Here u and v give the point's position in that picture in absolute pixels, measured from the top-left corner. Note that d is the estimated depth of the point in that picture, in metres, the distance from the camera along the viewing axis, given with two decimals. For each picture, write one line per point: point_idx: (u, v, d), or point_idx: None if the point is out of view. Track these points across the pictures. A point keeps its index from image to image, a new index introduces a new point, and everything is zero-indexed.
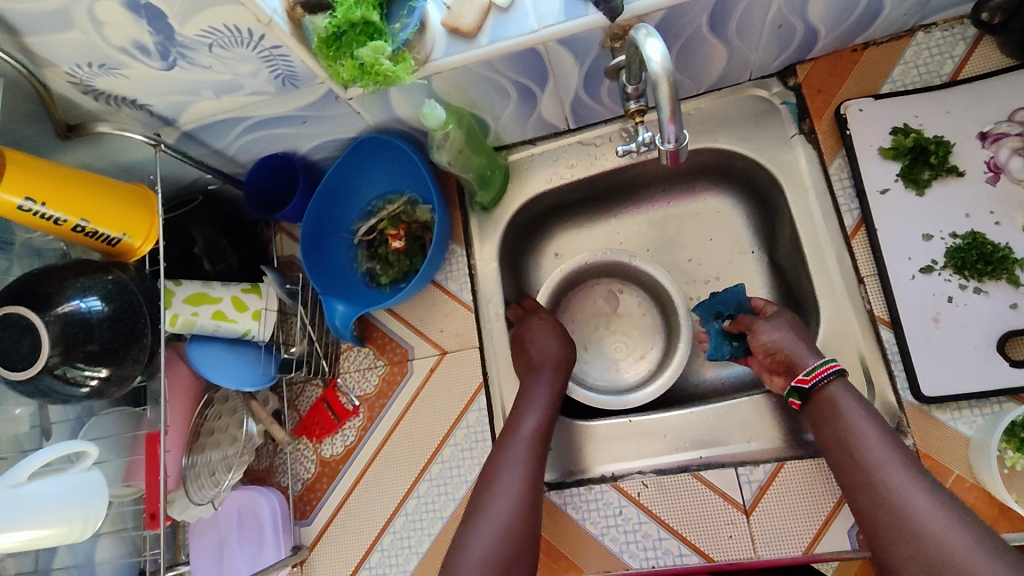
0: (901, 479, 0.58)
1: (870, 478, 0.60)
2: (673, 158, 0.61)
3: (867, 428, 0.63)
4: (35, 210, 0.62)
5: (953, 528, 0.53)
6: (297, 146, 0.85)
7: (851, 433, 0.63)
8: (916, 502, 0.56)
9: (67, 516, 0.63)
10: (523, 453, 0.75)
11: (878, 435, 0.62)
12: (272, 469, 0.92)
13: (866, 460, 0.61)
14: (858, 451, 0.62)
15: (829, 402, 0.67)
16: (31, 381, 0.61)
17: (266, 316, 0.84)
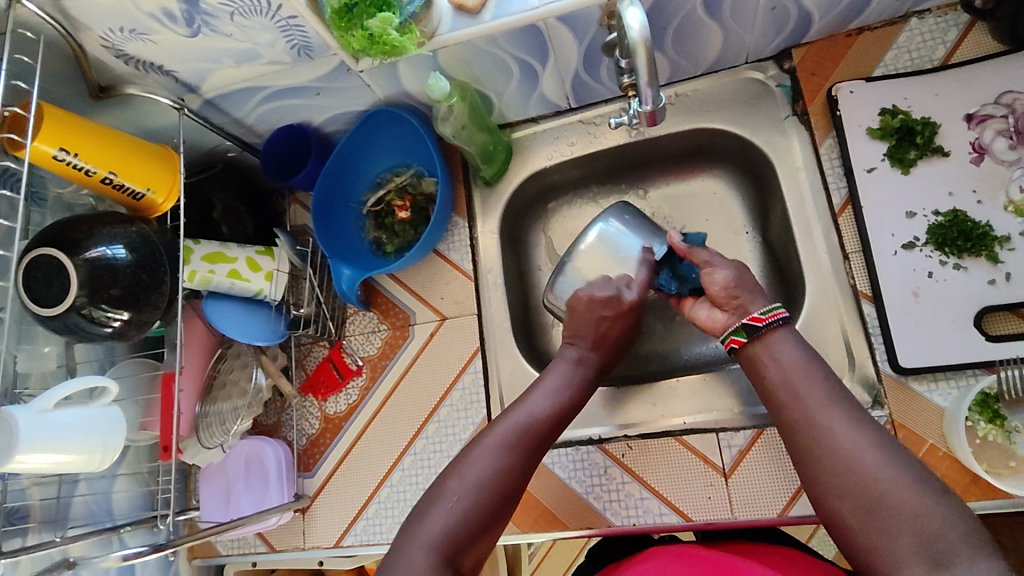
0: (845, 416, 0.57)
1: (813, 416, 0.58)
2: (651, 119, 0.68)
3: (810, 366, 0.61)
4: (69, 161, 0.67)
5: (896, 466, 0.52)
6: (312, 117, 0.90)
7: (793, 371, 0.61)
8: (857, 437, 0.55)
9: (88, 444, 0.68)
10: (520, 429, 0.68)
11: (814, 369, 0.61)
12: (280, 424, 0.97)
13: (809, 397, 0.59)
14: (800, 388, 0.60)
15: (776, 342, 0.65)
16: (60, 318, 0.67)
17: (277, 277, 0.90)
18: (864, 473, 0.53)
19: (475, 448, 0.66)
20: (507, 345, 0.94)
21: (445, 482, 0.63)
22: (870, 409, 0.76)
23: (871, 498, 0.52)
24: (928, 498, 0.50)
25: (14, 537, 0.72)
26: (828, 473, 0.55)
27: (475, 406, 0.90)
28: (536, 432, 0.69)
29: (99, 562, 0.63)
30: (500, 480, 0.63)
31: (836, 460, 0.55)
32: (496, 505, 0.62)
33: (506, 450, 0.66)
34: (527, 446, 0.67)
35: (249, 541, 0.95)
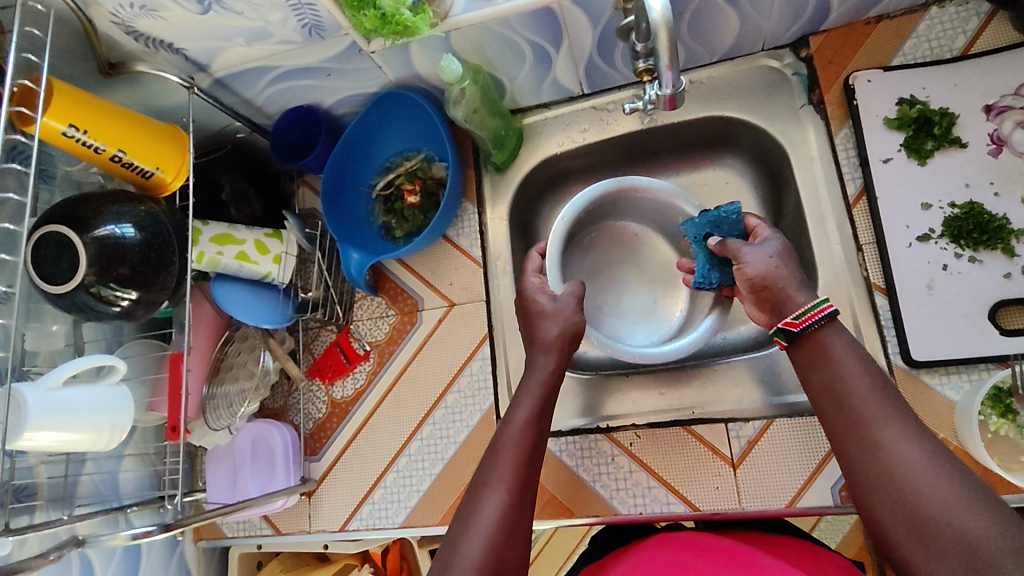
0: (898, 431, 0.53)
1: (864, 431, 0.55)
2: (672, 103, 0.69)
3: (858, 373, 0.58)
4: (78, 137, 0.67)
5: (956, 486, 0.49)
6: (322, 98, 0.89)
7: (841, 378, 0.58)
8: (913, 455, 0.52)
9: (96, 423, 0.68)
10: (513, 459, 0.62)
11: (864, 377, 0.57)
12: (286, 407, 0.97)
13: (860, 410, 0.56)
14: (850, 398, 0.57)
15: (820, 347, 0.60)
16: (69, 296, 0.66)
17: (285, 260, 0.89)
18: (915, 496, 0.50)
19: (484, 482, 0.61)
20: (515, 333, 0.93)
21: (460, 524, 0.58)
22: None
23: (922, 522, 0.49)
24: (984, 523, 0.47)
25: (22, 515, 0.71)
26: (879, 492, 0.52)
27: (482, 393, 0.90)
28: (534, 453, 0.64)
29: (106, 541, 0.62)
30: (513, 515, 0.58)
31: (888, 481, 0.52)
32: (514, 544, 0.57)
33: (514, 477, 0.61)
34: (527, 470, 0.62)
35: (254, 523, 0.95)
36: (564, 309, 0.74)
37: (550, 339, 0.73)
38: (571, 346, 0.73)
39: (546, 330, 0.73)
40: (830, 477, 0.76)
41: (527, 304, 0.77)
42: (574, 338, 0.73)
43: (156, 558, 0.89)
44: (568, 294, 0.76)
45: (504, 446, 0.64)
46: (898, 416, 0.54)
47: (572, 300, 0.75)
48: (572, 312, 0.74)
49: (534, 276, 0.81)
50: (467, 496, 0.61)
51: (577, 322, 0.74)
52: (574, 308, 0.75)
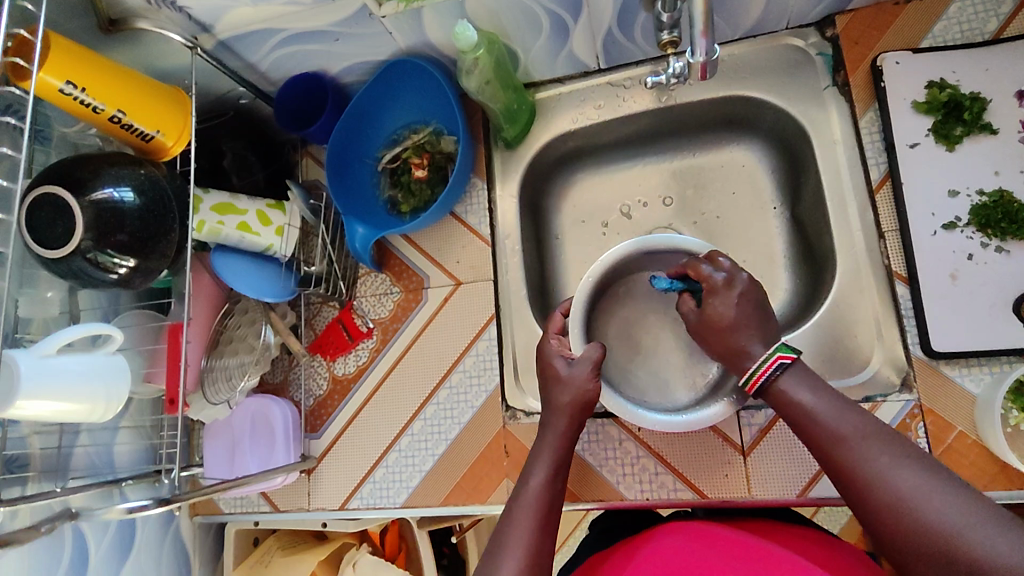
0: (886, 460, 0.53)
1: (851, 466, 0.54)
2: (702, 72, 0.68)
3: (830, 413, 0.57)
4: (75, 95, 0.63)
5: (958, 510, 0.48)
6: (329, 65, 0.86)
7: (814, 416, 0.58)
8: (907, 486, 0.51)
9: (91, 394, 0.66)
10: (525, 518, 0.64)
11: (837, 412, 0.57)
12: (286, 382, 0.95)
13: (842, 448, 0.55)
14: (832, 435, 0.56)
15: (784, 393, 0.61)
16: (64, 262, 0.64)
17: (288, 232, 0.86)
18: (921, 526, 0.49)
19: (501, 545, 0.61)
20: (523, 314, 0.91)
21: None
22: (898, 393, 0.75)
23: (939, 559, 0.48)
24: (997, 543, 0.46)
25: (14, 486, 0.69)
26: (885, 530, 0.51)
27: (488, 373, 0.88)
28: (549, 517, 0.65)
29: (101, 514, 0.59)
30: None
31: (890, 516, 0.50)
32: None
33: (530, 542, 0.62)
34: (542, 535, 0.63)
35: (252, 500, 0.93)
36: (576, 375, 0.73)
37: (561, 403, 0.72)
38: (587, 410, 0.73)
39: (557, 395, 0.73)
40: None
41: (544, 366, 0.76)
42: (590, 403, 0.72)
43: (151, 532, 0.88)
44: (584, 358, 0.73)
45: (518, 511, 0.65)
46: (883, 445, 0.54)
47: (586, 367, 0.73)
48: (586, 378, 0.72)
49: (553, 339, 0.79)
50: (485, 561, 0.61)
51: (589, 389, 0.72)
52: (586, 372, 0.72)
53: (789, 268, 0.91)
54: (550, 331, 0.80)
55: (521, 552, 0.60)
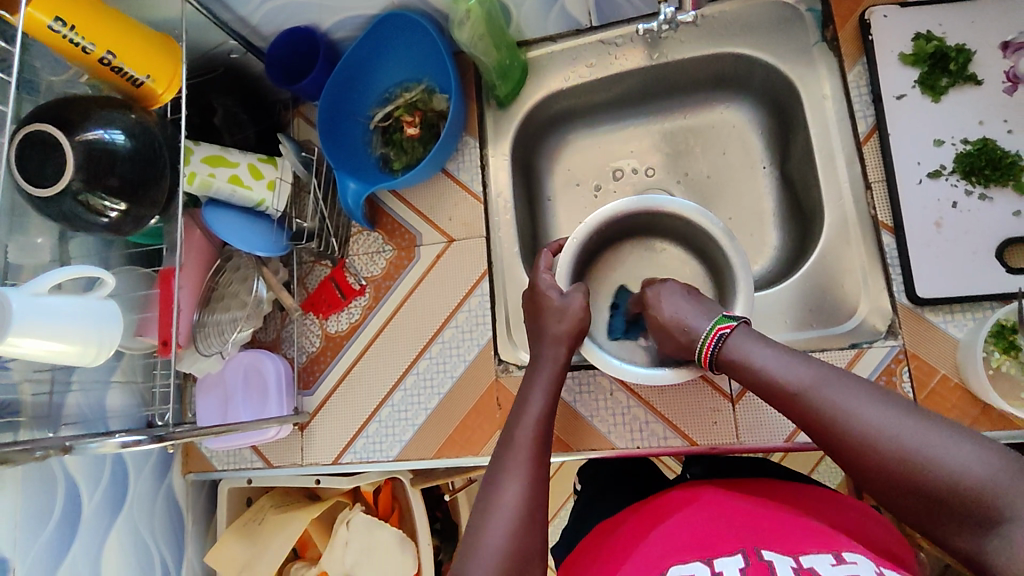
0: (844, 400, 0.55)
1: (810, 410, 0.56)
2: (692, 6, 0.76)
3: (788, 366, 0.60)
4: (64, 33, 0.63)
5: (921, 438, 0.51)
6: (320, 19, 0.86)
7: (767, 369, 0.60)
8: (870, 422, 0.53)
9: (84, 337, 0.66)
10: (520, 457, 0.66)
11: (788, 359, 0.60)
12: (279, 340, 0.95)
13: (798, 394, 0.57)
14: (790, 386, 0.58)
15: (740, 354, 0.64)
16: (55, 202, 0.63)
17: (280, 187, 0.86)
18: (882, 455, 0.51)
19: (496, 477, 0.65)
20: (515, 271, 0.92)
21: (482, 515, 0.61)
22: (883, 339, 0.76)
23: (912, 486, 0.50)
24: (955, 459, 0.49)
25: (5, 432, 0.69)
26: (851, 464, 0.54)
27: (480, 328, 0.89)
28: (545, 443, 0.69)
29: (95, 448, 0.59)
30: (531, 502, 0.62)
31: (854, 452, 0.53)
32: (535, 529, 0.61)
33: (529, 468, 0.65)
34: (539, 460, 0.67)
35: (244, 456, 0.94)
36: (571, 306, 0.76)
37: (559, 332, 0.76)
38: (581, 339, 0.77)
39: (554, 326, 0.76)
40: None
41: (536, 300, 0.79)
42: (582, 333, 0.76)
43: (145, 486, 0.88)
44: (575, 290, 0.77)
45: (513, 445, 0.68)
46: (834, 382, 0.56)
47: (579, 298, 0.77)
48: (577, 311, 0.76)
49: (545, 274, 0.80)
50: (487, 485, 0.65)
51: (582, 319, 0.76)
52: (580, 303, 0.76)
53: (778, 226, 0.93)
54: (540, 266, 0.81)
55: (521, 476, 0.64)
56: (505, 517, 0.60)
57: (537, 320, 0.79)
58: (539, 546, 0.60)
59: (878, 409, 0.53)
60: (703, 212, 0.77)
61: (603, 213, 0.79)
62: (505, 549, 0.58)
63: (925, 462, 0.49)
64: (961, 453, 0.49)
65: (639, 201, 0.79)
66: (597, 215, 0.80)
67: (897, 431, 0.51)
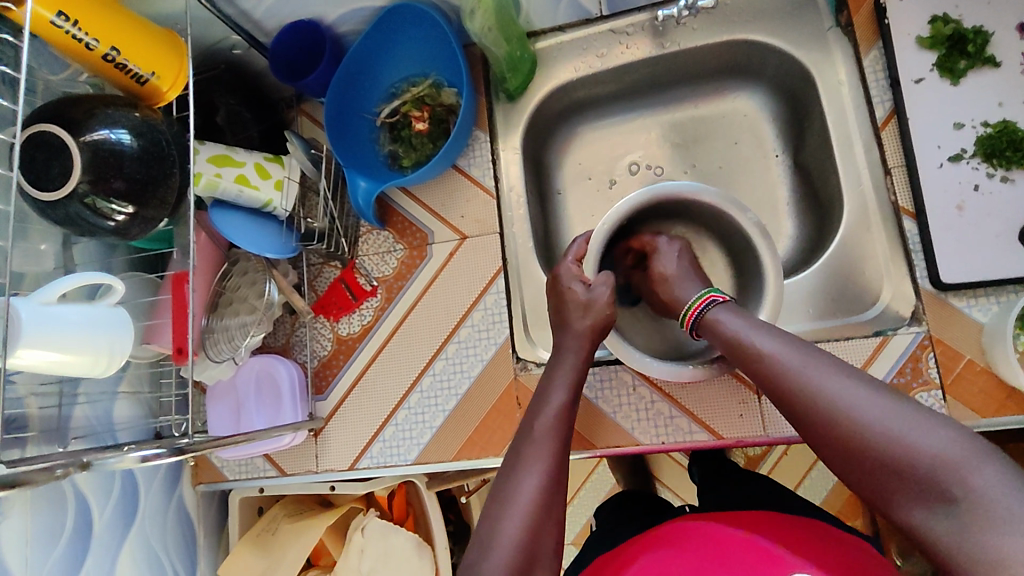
0: (807, 365, 0.54)
1: (771, 374, 0.56)
2: None
3: (754, 333, 0.60)
4: (67, 29, 0.60)
5: (882, 408, 0.50)
6: (325, 12, 0.83)
7: (740, 340, 0.60)
8: (831, 386, 0.52)
9: (94, 346, 0.63)
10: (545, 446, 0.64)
11: (763, 331, 0.59)
12: (289, 345, 0.93)
13: (768, 361, 0.57)
14: (755, 351, 0.58)
15: (712, 323, 0.65)
16: (61, 206, 0.61)
17: (287, 186, 0.83)
18: (844, 423, 0.50)
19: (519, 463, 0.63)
20: (530, 268, 0.91)
21: (497, 508, 0.60)
22: (907, 325, 0.76)
23: (865, 454, 0.49)
24: (917, 433, 0.47)
25: (12, 448, 0.66)
26: (812, 433, 0.53)
27: (497, 326, 0.87)
28: (566, 435, 0.67)
29: (114, 462, 0.56)
30: (549, 494, 0.61)
31: (816, 419, 0.52)
32: (551, 521, 0.59)
33: (551, 460, 0.63)
34: (561, 453, 0.65)
35: (257, 465, 0.91)
36: (597, 300, 0.75)
37: (581, 328, 0.75)
38: (604, 334, 0.75)
39: (577, 320, 0.75)
40: None
41: (560, 294, 0.78)
42: (605, 329, 0.75)
43: (155, 500, 0.85)
44: (600, 284, 0.76)
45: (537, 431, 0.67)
46: (804, 353, 0.55)
47: (605, 291, 0.76)
48: (603, 304, 0.75)
49: (570, 263, 0.80)
50: (504, 478, 0.63)
51: (607, 314, 0.75)
52: (606, 298, 0.75)
53: (794, 215, 0.92)
54: (566, 256, 0.81)
55: (539, 469, 0.62)
56: (522, 511, 0.59)
57: (560, 313, 0.78)
58: (554, 537, 0.59)
59: (844, 378, 0.52)
60: (734, 203, 0.76)
61: (632, 199, 0.78)
62: (519, 543, 0.56)
63: (885, 433, 0.48)
64: (923, 428, 0.47)
65: (665, 187, 0.77)
66: (626, 200, 0.79)
67: (862, 401, 0.50)
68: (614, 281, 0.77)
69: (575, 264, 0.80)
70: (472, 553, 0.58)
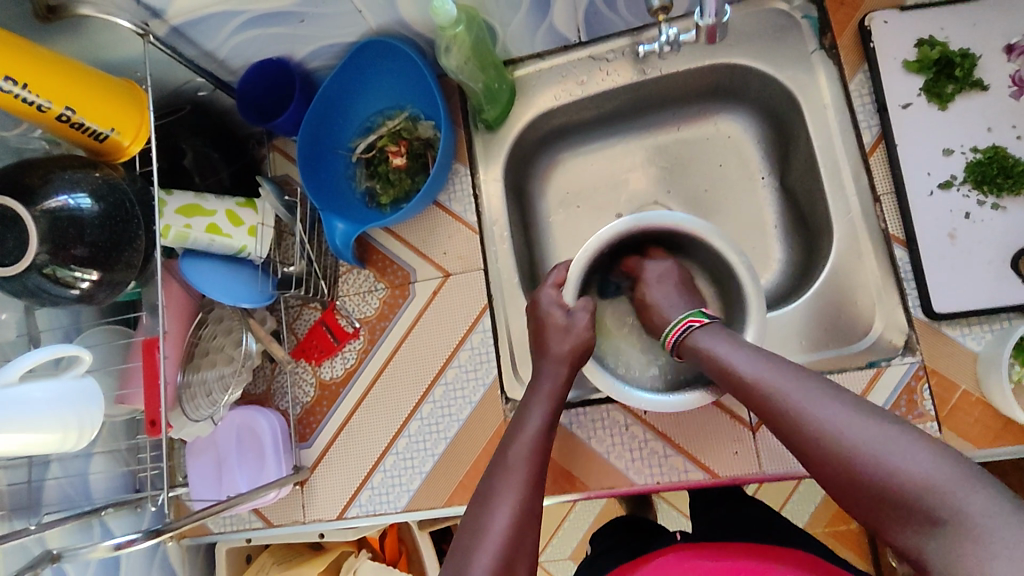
0: (795, 388, 0.54)
1: (762, 401, 0.56)
2: (711, 37, 0.68)
3: (740, 355, 0.60)
4: (16, 93, 0.57)
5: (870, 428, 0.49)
6: (294, 50, 0.80)
7: (728, 363, 0.60)
8: (824, 405, 0.52)
9: (62, 422, 0.60)
10: (517, 479, 0.62)
11: (750, 355, 0.60)
12: (271, 392, 0.90)
13: (750, 382, 0.58)
14: (741, 377, 0.58)
15: (694, 348, 0.66)
16: (18, 279, 0.57)
17: (262, 232, 0.80)
18: (822, 442, 0.51)
19: (492, 495, 0.60)
20: (517, 302, 0.88)
21: (469, 538, 0.57)
22: (901, 356, 0.75)
23: (857, 481, 0.48)
24: (894, 450, 0.47)
25: None
26: (799, 453, 0.53)
27: (485, 366, 0.85)
28: (542, 465, 0.64)
29: (85, 554, 0.54)
30: (522, 524, 0.58)
31: (799, 441, 0.52)
32: (522, 554, 0.57)
33: (525, 490, 0.61)
34: (535, 483, 0.62)
35: (243, 517, 0.88)
36: (576, 324, 0.73)
37: (562, 352, 0.73)
38: (584, 360, 0.73)
39: (557, 344, 0.73)
40: None
41: (540, 318, 0.76)
42: (586, 352, 0.73)
43: (137, 561, 0.82)
44: (580, 308, 0.74)
45: (513, 458, 0.64)
46: (787, 373, 0.56)
47: (585, 316, 0.74)
48: (583, 329, 0.73)
49: (551, 288, 0.78)
50: (478, 504, 0.61)
51: (589, 339, 0.73)
52: (586, 323, 0.73)
53: (783, 239, 0.90)
54: (548, 280, 0.78)
55: (514, 497, 0.60)
56: (492, 544, 0.56)
57: (539, 338, 0.75)
58: (527, 568, 0.57)
59: (825, 397, 0.53)
60: (720, 234, 0.74)
61: (613, 227, 0.76)
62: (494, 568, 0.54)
63: (864, 452, 0.48)
64: (905, 447, 0.47)
65: (647, 216, 0.76)
66: (611, 228, 0.76)
67: (842, 423, 0.50)
68: (594, 306, 0.75)
69: (556, 288, 0.78)
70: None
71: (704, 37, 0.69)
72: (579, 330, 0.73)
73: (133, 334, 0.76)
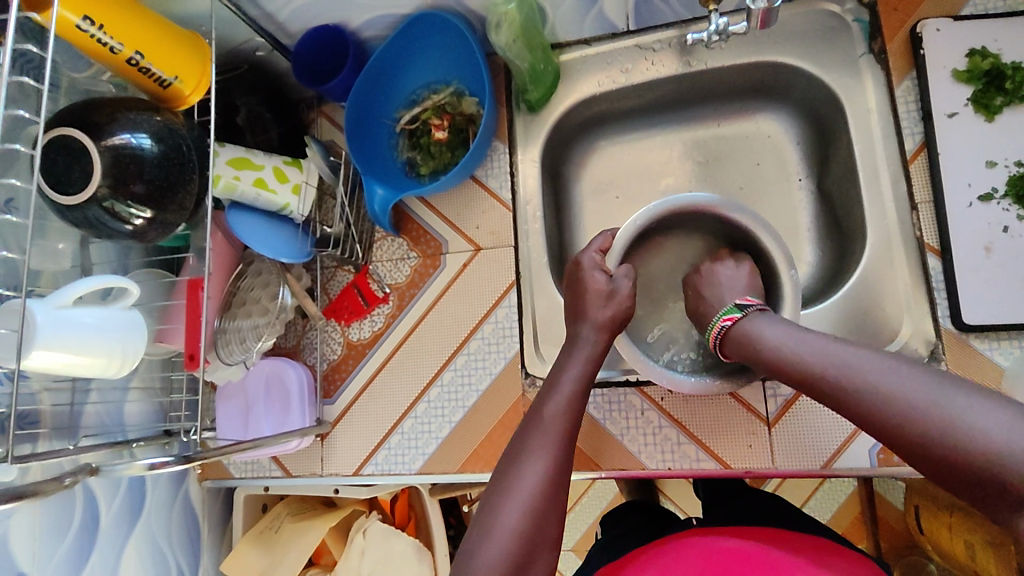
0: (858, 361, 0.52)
1: (818, 378, 0.54)
2: (763, 22, 0.70)
3: (786, 336, 0.59)
4: (92, 33, 0.60)
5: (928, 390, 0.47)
6: (351, 17, 0.83)
7: (777, 346, 0.59)
8: (887, 374, 0.49)
9: (107, 348, 0.63)
10: (546, 444, 0.62)
11: (798, 335, 0.58)
12: (300, 347, 0.93)
13: (801, 359, 0.56)
14: (792, 357, 0.57)
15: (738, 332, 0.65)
16: (80, 210, 0.61)
17: (305, 191, 0.83)
18: (887, 415, 0.48)
19: (523, 452, 0.62)
20: (543, 282, 0.90)
21: (499, 496, 0.59)
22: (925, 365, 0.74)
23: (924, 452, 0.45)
24: (964, 413, 0.44)
25: (25, 443, 0.67)
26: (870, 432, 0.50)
27: (507, 340, 0.87)
28: (574, 427, 0.65)
29: (123, 469, 0.57)
30: (554, 482, 0.60)
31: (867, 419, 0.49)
32: (552, 514, 0.58)
33: (558, 456, 0.62)
34: (566, 447, 0.63)
35: (263, 464, 0.92)
36: (620, 291, 0.73)
37: (600, 319, 0.72)
38: (620, 329, 0.73)
39: (597, 309, 0.73)
40: (866, 443, 0.75)
41: (582, 281, 0.76)
42: (624, 323, 0.73)
43: (162, 494, 0.86)
44: (624, 274, 0.75)
45: (546, 420, 0.64)
46: (842, 348, 0.54)
47: (628, 283, 0.74)
48: (626, 296, 0.73)
49: (594, 253, 0.78)
50: (506, 463, 0.62)
51: (630, 307, 0.73)
52: (630, 291, 0.73)
53: (815, 242, 0.90)
54: (592, 244, 0.78)
55: (543, 456, 0.61)
56: (522, 500, 0.58)
57: (579, 301, 0.75)
58: (555, 528, 0.58)
59: (884, 367, 0.50)
60: (765, 225, 0.76)
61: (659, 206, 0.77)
62: (520, 527, 0.56)
63: (932, 418, 0.45)
64: (972, 409, 0.44)
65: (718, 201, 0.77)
66: (689, 200, 0.77)
67: (919, 394, 0.47)
68: (634, 275, 0.76)
69: (599, 254, 0.78)
70: (470, 538, 0.58)
71: (755, 21, 0.70)
72: (622, 298, 0.73)
73: (175, 278, 0.79)
